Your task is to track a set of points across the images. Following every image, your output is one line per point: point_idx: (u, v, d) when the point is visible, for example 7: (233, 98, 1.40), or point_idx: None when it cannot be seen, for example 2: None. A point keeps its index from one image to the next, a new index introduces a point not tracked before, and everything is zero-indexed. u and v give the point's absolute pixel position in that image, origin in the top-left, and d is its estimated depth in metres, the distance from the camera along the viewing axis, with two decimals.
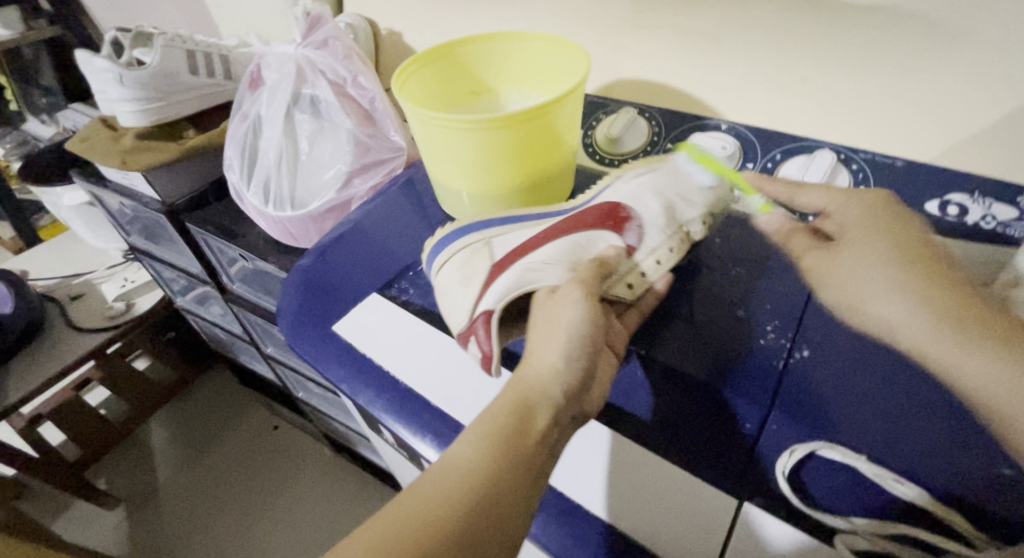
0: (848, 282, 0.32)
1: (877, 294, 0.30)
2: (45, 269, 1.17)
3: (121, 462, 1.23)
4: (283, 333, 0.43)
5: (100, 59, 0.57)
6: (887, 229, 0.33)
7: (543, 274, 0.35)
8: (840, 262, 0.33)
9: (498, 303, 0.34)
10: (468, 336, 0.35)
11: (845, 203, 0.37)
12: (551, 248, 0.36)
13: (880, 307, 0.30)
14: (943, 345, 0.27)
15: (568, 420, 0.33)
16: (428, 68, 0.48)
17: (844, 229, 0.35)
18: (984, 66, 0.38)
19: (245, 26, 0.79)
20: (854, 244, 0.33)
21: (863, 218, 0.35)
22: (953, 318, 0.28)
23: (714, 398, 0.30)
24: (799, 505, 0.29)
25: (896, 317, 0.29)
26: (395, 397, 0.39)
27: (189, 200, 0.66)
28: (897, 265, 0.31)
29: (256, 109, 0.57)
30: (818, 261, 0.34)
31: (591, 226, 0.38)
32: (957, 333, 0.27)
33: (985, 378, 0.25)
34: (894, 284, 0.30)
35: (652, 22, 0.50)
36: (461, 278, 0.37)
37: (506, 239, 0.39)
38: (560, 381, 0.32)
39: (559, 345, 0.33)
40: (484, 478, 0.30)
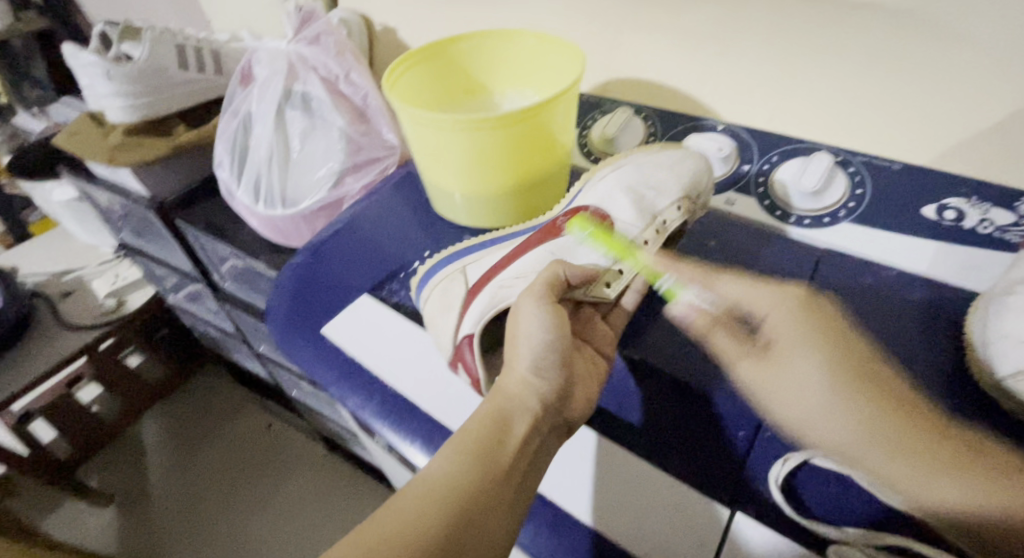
0: (789, 396, 0.29)
1: (821, 420, 0.28)
2: (34, 265, 1.15)
3: (113, 460, 1.22)
4: (274, 335, 0.42)
5: (86, 53, 0.56)
6: (816, 340, 0.31)
7: (515, 287, 0.38)
8: (777, 372, 0.30)
9: (478, 326, 0.36)
10: (456, 361, 0.36)
11: (777, 309, 0.33)
12: (522, 264, 0.40)
13: (824, 428, 0.28)
14: (906, 475, 0.26)
15: (550, 427, 0.34)
16: (421, 66, 0.47)
17: (773, 335, 0.32)
18: (987, 66, 0.37)
19: (236, 19, 0.78)
20: (785, 358, 0.31)
21: (790, 321, 0.32)
22: (896, 437, 0.27)
23: (711, 408, 0.30)
24: (791, 513, 0.27)
25: (845, 442, 0.27)
26: (384, 403, 0.37)
27: (180, 198, 0.65)
28: (836, 386, 0.29)
29: (246, 105, 0.56)
30: (753, 371, 0.30)
31: (558, 236, 0.41)
32: (911, 463, 0.26)
33: (934, 494, 0.25)
34: (831, 396, 0.29)
35: (650, 20, 0.49)
36: (440, 304, 0.38)
37: (480, 264, 0.42)
38: (535, 390, 0.35)
39: (528, 355, 0.35)
40: (462, 487, 0.31)
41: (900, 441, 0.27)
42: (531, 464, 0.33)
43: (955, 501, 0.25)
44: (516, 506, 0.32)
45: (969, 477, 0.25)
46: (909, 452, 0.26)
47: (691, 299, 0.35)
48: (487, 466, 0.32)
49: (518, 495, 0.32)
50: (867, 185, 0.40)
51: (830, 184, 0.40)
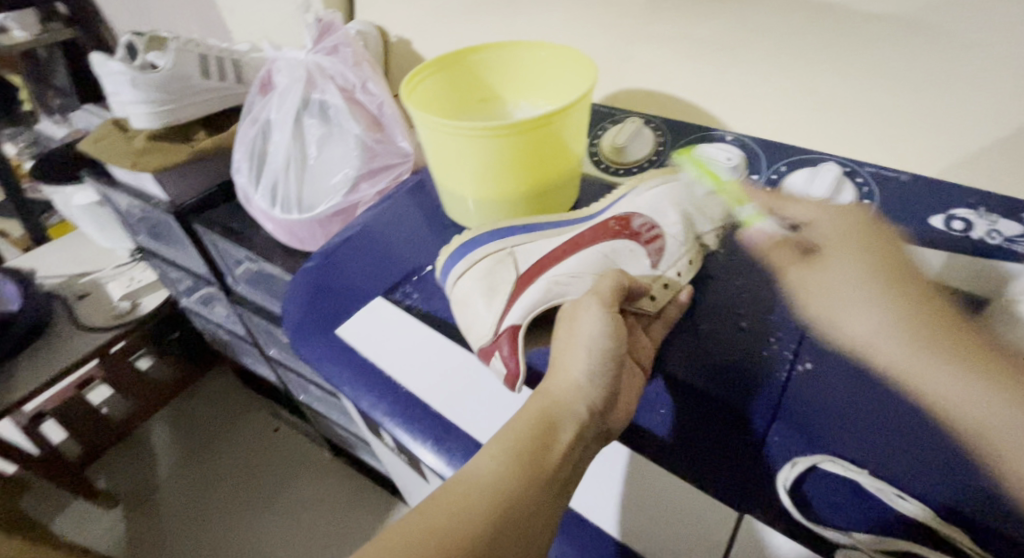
0: (824, 293, 0.35)
1: (859, 307, 0.33)
2: (52, 268, 1.18)
3: (122, 462, 1.23)
4: (287, 336, 0.43)
5: (114, 62, 0.58)
6: (865, 243, 0.37)
7: (570, 289, 0.36)
8: (826, 269, 0.36)
9: (525, 320, 0.35)
10: (491, 352, 0.35)
11: (831, 218, 0.39)
12: (578, 261, 0.37)
13: (856, 322, 0.33)
14: (929, 367, 0.30)
15: (592, 436, 0.32)
16: (438, 76, 0.48)
17: (825, 243, 0.37)
18: (993, 77, 0.38)
19: (256, 31, 0.80)
20: (831, 260, 0.36)
21: (839, 234, 0.38)
22: (926, 336, 0.31)
23: (727, 409, 0.31)
24: (801, 518, 0.27)
25: (868, 334, 0.32)
26: (397, 401, 0.38)
27: (197, 202, 0.67)
28: (874, 287, 0.34)
29: (266, 113, 0.58)
30: (802, 274, 0.36)
31: (613, 237, 0.38)
32: (940, 354, 0.30)
33: (957, 395, 0.28)
34: (868, 300, 0.33)
35: (660, 34, 0.50)
36: (485, 290, 0.37)
37: (530, 249, 0.40)
38: (584, 396, 0.33)
39: (583, 358, 0.34)
40: (501, 493, 0.30)
41: (929, 338, 0.31)
42: (570, 471, 0.33)
43: (964, 403, 0.28)
44: (547, 517, 0.31)
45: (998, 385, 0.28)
46: (942, 352, 0.30)
47: (765, 226, 0.40)
48: (531, 470, 0.31)
49: (552, 505, 0.32)
50: (875, 195, 0.41)
51: (838, 193, 0.40)
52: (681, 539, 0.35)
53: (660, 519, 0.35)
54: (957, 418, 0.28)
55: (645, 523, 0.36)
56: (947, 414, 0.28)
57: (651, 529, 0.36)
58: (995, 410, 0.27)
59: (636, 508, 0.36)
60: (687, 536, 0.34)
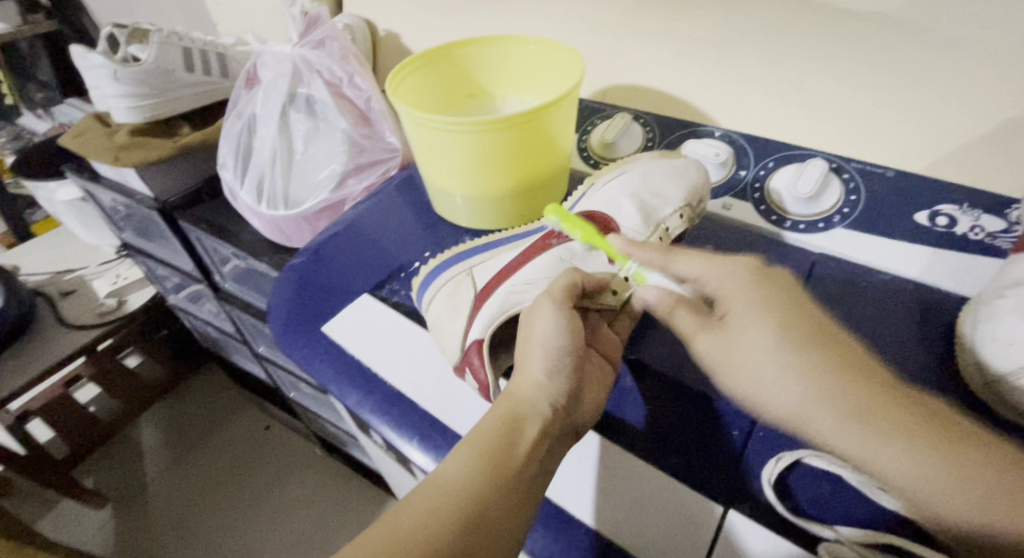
0: (741, 370, 0.31)
1: (774, 379, 0.30)
2: (36, 265, 1.16)
3: (110, 461, 1.22)
4: (274, 335, 0.43)
5: (94, 55, 0.57)
6: (771, 307, 0.32)
7: (525, 294, 0.38)
8: (728, 341, 0.32)
9: (487, 332, 0.36)
10: (463, 366, 0.36)
11: (716, 275, 0.35)
12: (531, 268, 0.39)
13: (775, 395, 0.29)
14: (851, 436, 0.27)
15: (559, 432, 0.33)
16: (425, 70, 0.48)
17: (727, 303, 0.34)
18: (977, 74, 0.38)
19: (241, 24, 0.79)
20: (738, 327, 0.33)
21: (740, 289, 0.34)
22: (862, 407, 0.28)
23: (707, 405, 0.30)
24: (784, 512, 0.28)
25: (798, 407, 0.29)
26: (383, 397, 0.38)
27: (184, 198, 0.66)
28: (790, 353, 0.31)
29: (251, 107, 0.57)
30: (712, 344, 0.32)
31: (568, 238, 0.40)
32: (865, 427, 0.27)
33: (909, 475, 0.26)
34: (790, 368, 0.30)
35: (648, 29, 0.50)
36: (448, 308, 0.38)
37: (487, 266, 0.42)
38: (546, 394, 0.34)
39: (541, 358, 0.34)
40: (470, 496, 0.31)
41: (888, 420, 0.27)
42: (538, 470, 0.33)
43: (915, 477, 0.25)
44: (528, 512, 0.32)
45: (958, 458, 0.25)
46: (885, 420, 0.27)
47: (753, 210, 0.42)
48: (502, 470, 0.31)
49: (530, 499, 0.32)
50: (861, 190, 0.41)
51: (825, 189, 0.40)
52: (658, 528, 0.36)
53: (641, 512, 0.36)
54: (908, 491, 0.26)
55: (625, 514, 0.37)
56: (893, 485, 0.26)
57: (629, 519, 0.37)
58: (940, 484, 0.25)
59: (618, 500, 0.36)
60: (666, 527, 0.35)
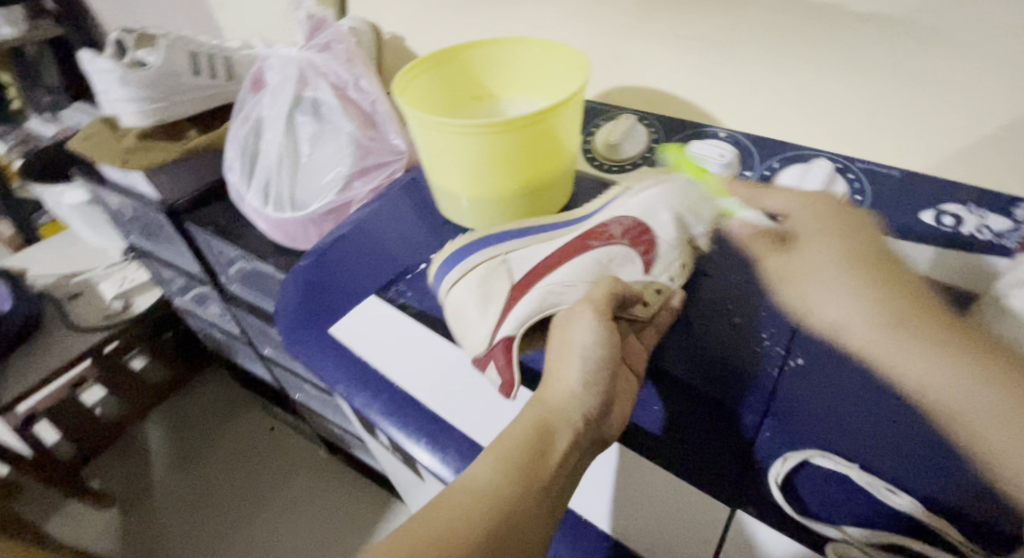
0: (808, 282, 0.35)
1: (832, 292, 0.33)
2: (43, 268, 1.17)
3: (117, 462, 1.23)
4: (282, 336, 0.43)
5: (102, 59, 0.57)
6: (838, 230, 0.37)
7: (564, 297, 0.36)
8: (798, 257, 0.36)
9: (519, 329, 0.35)
10: (485, 361, 0.35)
11: (802, 207, 0.39)
12: (569, 269, 0.38)
13: (834, 309, 0.33)
14: (899, 349, 0.30)
15: (591, 441, 0.32)
16: (431, 72, 0.48)
17: (799, 230, 0.37)
18: (982, 74, 0.38)
19: (247, 28, 0.80)
20: (806, 243, 0.36)
21: (814, 221, 0.38)
22: (902, 316, 0.31)
23: (717, 408, 0.31)
24: (794, 514, 0.27)
25: (849, 319, 0.32)
26: (391, 398, 0.38)
27: (192, 199, 0.65)
28: (845, 267, 0.34)
29: (258, 110, 0.57)
30: (779, 265, 0.37)
31: (605, 244, 0.38)
32: (909, 337, 0.30)
33: (936, 377, 0.29)
34: (846, 282, 0.33)
35: (652, 31, 0.50)
36: (479, 300, 0.37)
37: (522, 257, 0.40)
38: (580, 405, 0.32)
39: (577, 367, 0.33)
40: (500, 501, 0.31)
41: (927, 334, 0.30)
42: (564, 479, 0.33)
43: (955, 393, 0.28)
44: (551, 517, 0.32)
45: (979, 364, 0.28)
46: (927, 336, 0.30)
47: (749, 217, 0.40)
48: (530, 476, 0.31)
49: (553, 507, 0.32)
50: (866, 191, 0.41)
51: (830, 190, 0.40)
52: (666, 528, 0.36)
53: (650, 510, 0.36)
54: (942, 407, 0.28)
55: (634, 513, 0.37)
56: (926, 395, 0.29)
57: (638, 518, 0.38)
58: (983, 396, 0.27)
59: (627, 499, 0.37)
60: (674, 526, 0.35)
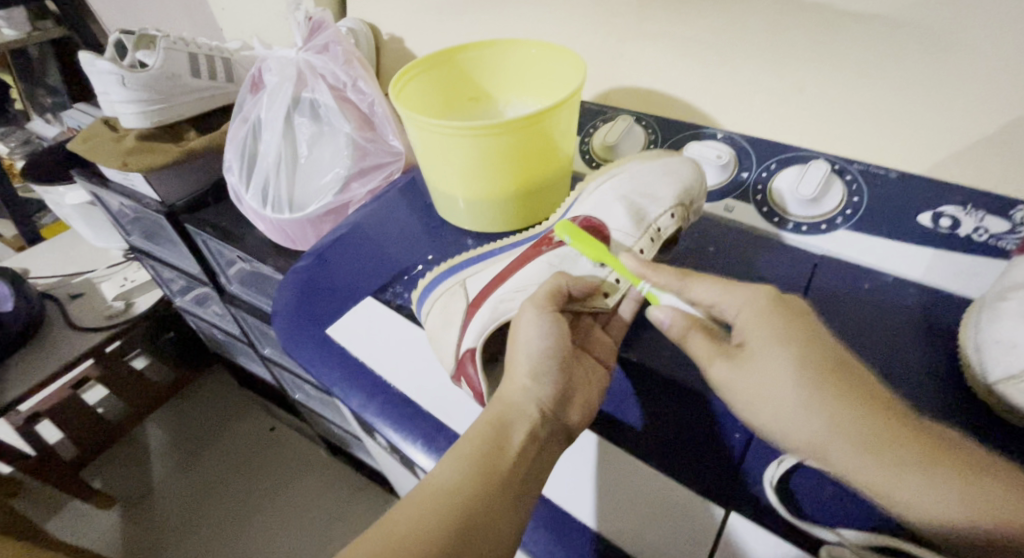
0: (764, 396, 0.30)
1: (795, 408, 0.30)
2: (46, 269, 1.17)
3: (118, 462, 1.23)
4: (279, 337, 0.43)
5: (102, 61, 0.57)
6: (788, 331, 0.31)
7: (514, 302, 0.38)
8: (756, 370, 0.31)
9: (480, 340, 0.37)
10: (458, 375, 0.36)
11: (735, 299, 0.33)
12: (522, 277, 0.40)
13: (792, 428, 0.29)
14: (878, 472, 0.27)
15: (548, 433, 0.34)
16: (429, 74, 0.48)
17: (745, 334, 0.33)
18: (980, 77, 0.38)
19: (246, 29, 0.80)
20: (758, 355, 0.32)
21: (756, 316, 0.32)
22: (881, 437, 0.27)
23: (705, 408, 0.32)
24: (784, 513, 0.28)
25: (811, 440, 0.28)
26: (387, 401, 0.38)
27: (188, 202, 0.67)
28: (806, 383, 0.30)
29: (256, 111, 0.57)
30: (728, 375, 0.31)
31: (558, 246, 0.41)
32: (886, 457, 0.27)
33: (924, 503, 0.26)
34: (805, 403, 0.29)
35: (650, 32, 0.50)
36: (442, 319, 0.38)
37: (480, 276, 0.42)
38: (534, 396, 0.35)
39: (526, 363, 0.35)
40: (466, 494, 0.32)
41: (872, 443, 0.27)
42: (528, 472, 0.33)
43: (930, 506, 0.25)
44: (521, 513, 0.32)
45: (953, 476, 0.26)
46: (891, 451, 0.27)
47: (670, 300, 0.36)
48: (494, 471, 0.32)
49: (523, 499, 0.32)
50: (864, 193, 0.40)
51: (828, 191, 0.40)
52: None
53: None
54: (926, 518, 0.25)
55: None
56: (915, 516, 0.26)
57: None
58: (953, 506, 0.25)
59: None
60: None
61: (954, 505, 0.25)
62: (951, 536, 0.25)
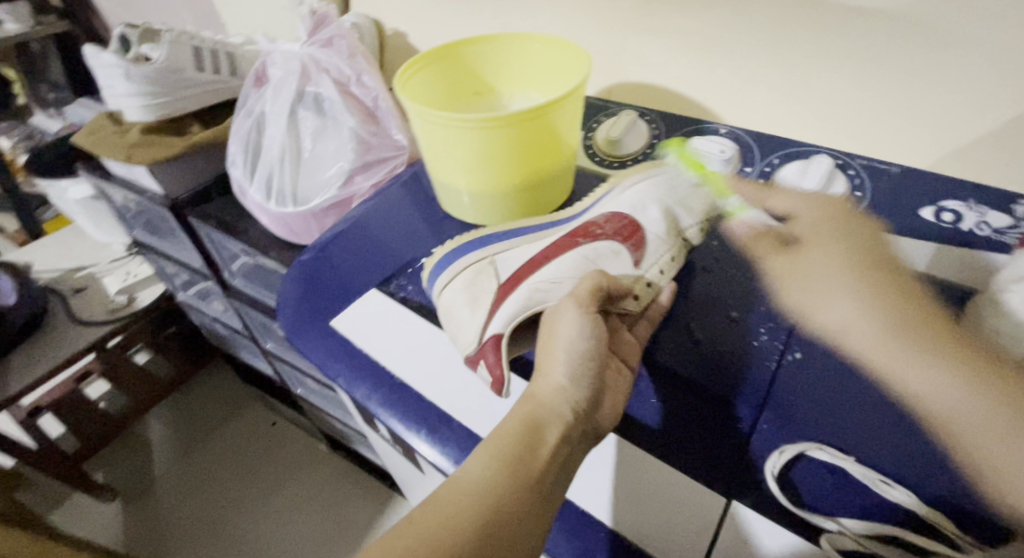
0: (802, 286, 0.33)
1: (830, 297, 0.32)
2: (49, 263, 1.18)
3: (120, 456, 1.23)
4: (284, 330, 0.43)
5: (106, 54, 0.58)
6: (843, 238, 0.36)
7: (549, 295, 0.36)
8: (800, 264, 0.35)
9: (508, 327, 0.34)
10: (476, 360, 0.34)
11: (813, 209, 0.38)
12: (556, 266, 0.37)
13: (831, 312, 0.31)
14: (901, 359, 0.29)
15: (581, 436, 0.34)
16: (433, 68, 0.48)
17: (804, 237, 0.36)
18: (985, 71, 0.38)
19: (250, 23, 0.80)
20: (815, 248, 0.35)
21: (815, 227, 0.37)
22: (906, 324, 0.30)
23: (720, 398, 0.30)
24: (787, 503, 0.29)
25: (847, 322, 0.31)
26: (390, 391, 0.39)
27: (192, 195, 0.66)
28: (852, 274, 0.33)
29: (260, 105, 0.58)
30: (784, 265, 0.35)
31: (590, 240, 0.38)
32: (911, 345, 0.29)
33: (940, 392, 0.27)
34: (846, 290, 0.32)
35: (655, 26, 0.50)
36: (468, 301, 0.36)
37: (506, 258, 0.39)
38: (568, 397, 0.33)
39: (563, 361, 0.34)
40: (493, 497, 0.31)
41: (915, 332, 0.29)
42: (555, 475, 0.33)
43: (954, 399, 0.26)
44: (540, 517, 0.32)
45: (985, 385, 0.27)
46: (923, 345, 0.29)
47: (749, 218, 0.39)
48: (523, 472, 0.32)
49: (542, 501, 0.33)
50: (866, 187, 0.41)
51: (830, 186, 0.40)
52: (664, 524, 0.38)
53: (651, 508, 0.37)
54: (934, 412, 0.26)
55: (638, 514, 0.39)
56: (931, 412, 0.26)
57: (640, 517, 0.39)
58: (983, 408, 0.26)
59: (630, 498, 0.38)
60: (674, 522, 0.36)
61: (986, 418, 0.26)
62: (972, 440, 0.25)
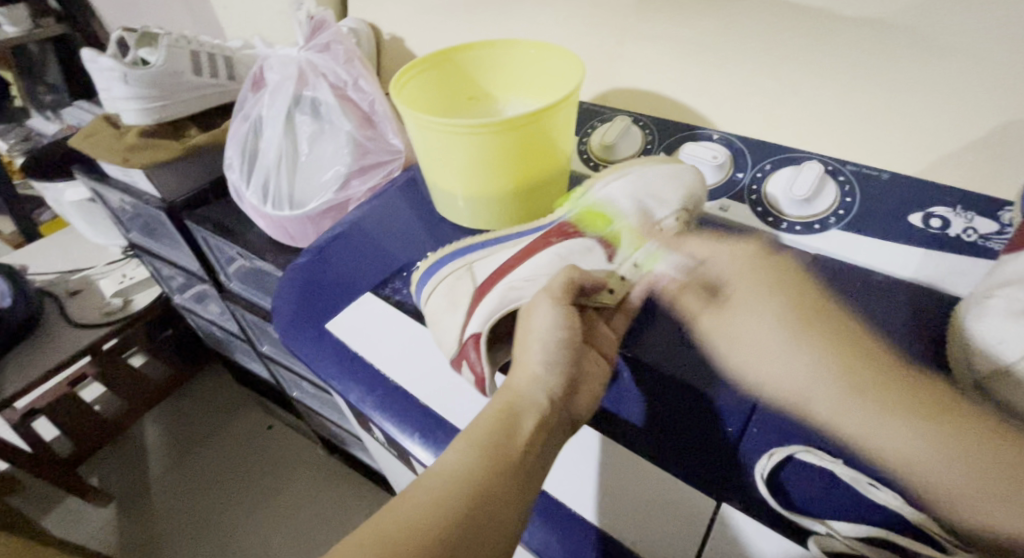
0: (741, 344, 0.32)
1: (775, 356, 0.31)
2: (45, 265, 1.18)
3: (114, 459, 1.23)
4: (277, 332, 0.43)
5: (104, 58, 0.58)
6: (767, 285, 0.35)
7: (525, 291, 0.38)
8: (731, 319, 0.33)
9: (486, 325, 0.37)
10: (459, 360, 0.37)
11: (729, 259, 0.37)
12: (532, 265, 0.39)
13: (774, 373, 0.30)
14: (853, 416, 0.28)
15: (558, 423, 0.34)
16: (429, 73, 0.48)
17: (730, 287, 0.35)
18: (974, 79, 0.39)
19: (248, 28, 0.80)
20: (740, 303, 0.34)
21: (738, 273, 0.36)
22: (856, 384, 0.29)
23: (703, 400, 0.31)
24: (776, 505, 0.29)
25: (795, 386, 0.30)
26: (385, 394, 0.39)
27: (188, 199, 0.67)
28: (787, 326, 0.32)
29: (258, 109, 0.58)
30: (712, 322, 0.34)
31: (565, 238, 0.40)
32: (863, 401, 0.28)
33: (902, 454, 0.26)
34: (785, 347, 0.31)
35: (650, 33, 0.51)
36: (448, 300, 0.39)
37: (487, 262, 0.42)
38: (543, 385, 0.35)
39: (539, 350, 0.36)
40: (472, 477, 0.32)
41: (878, 389, 0.29)
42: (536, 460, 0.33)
43: (911, 451, 0.26)
44: (523, 502, 0.32)
45: (937, 431, 0.27)
46: (878, 395, 0.28)
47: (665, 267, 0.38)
48: (501, 459, 0.32)
49: (524, 488, 0.32)
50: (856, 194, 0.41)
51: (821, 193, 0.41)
52: (656, 526, 0.37)
53: (641, 510, 0.37)
54: (882, 457, 0.27)
55: (628, 518, 0.39)
56: (896, 465, 0.26)
57: (631, 521, 0.39)
58: (945, 464, 0.26)
59: (621, 503, 0.38)
60: (664, 522, 0.36)
61: (954, 473, 0.25)
62: (951, 505, 0.25)
